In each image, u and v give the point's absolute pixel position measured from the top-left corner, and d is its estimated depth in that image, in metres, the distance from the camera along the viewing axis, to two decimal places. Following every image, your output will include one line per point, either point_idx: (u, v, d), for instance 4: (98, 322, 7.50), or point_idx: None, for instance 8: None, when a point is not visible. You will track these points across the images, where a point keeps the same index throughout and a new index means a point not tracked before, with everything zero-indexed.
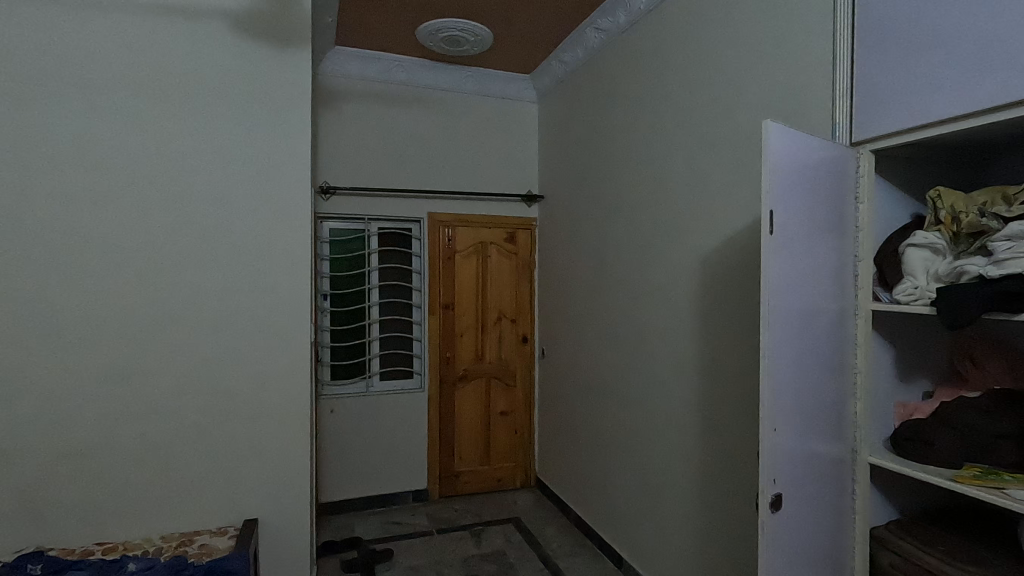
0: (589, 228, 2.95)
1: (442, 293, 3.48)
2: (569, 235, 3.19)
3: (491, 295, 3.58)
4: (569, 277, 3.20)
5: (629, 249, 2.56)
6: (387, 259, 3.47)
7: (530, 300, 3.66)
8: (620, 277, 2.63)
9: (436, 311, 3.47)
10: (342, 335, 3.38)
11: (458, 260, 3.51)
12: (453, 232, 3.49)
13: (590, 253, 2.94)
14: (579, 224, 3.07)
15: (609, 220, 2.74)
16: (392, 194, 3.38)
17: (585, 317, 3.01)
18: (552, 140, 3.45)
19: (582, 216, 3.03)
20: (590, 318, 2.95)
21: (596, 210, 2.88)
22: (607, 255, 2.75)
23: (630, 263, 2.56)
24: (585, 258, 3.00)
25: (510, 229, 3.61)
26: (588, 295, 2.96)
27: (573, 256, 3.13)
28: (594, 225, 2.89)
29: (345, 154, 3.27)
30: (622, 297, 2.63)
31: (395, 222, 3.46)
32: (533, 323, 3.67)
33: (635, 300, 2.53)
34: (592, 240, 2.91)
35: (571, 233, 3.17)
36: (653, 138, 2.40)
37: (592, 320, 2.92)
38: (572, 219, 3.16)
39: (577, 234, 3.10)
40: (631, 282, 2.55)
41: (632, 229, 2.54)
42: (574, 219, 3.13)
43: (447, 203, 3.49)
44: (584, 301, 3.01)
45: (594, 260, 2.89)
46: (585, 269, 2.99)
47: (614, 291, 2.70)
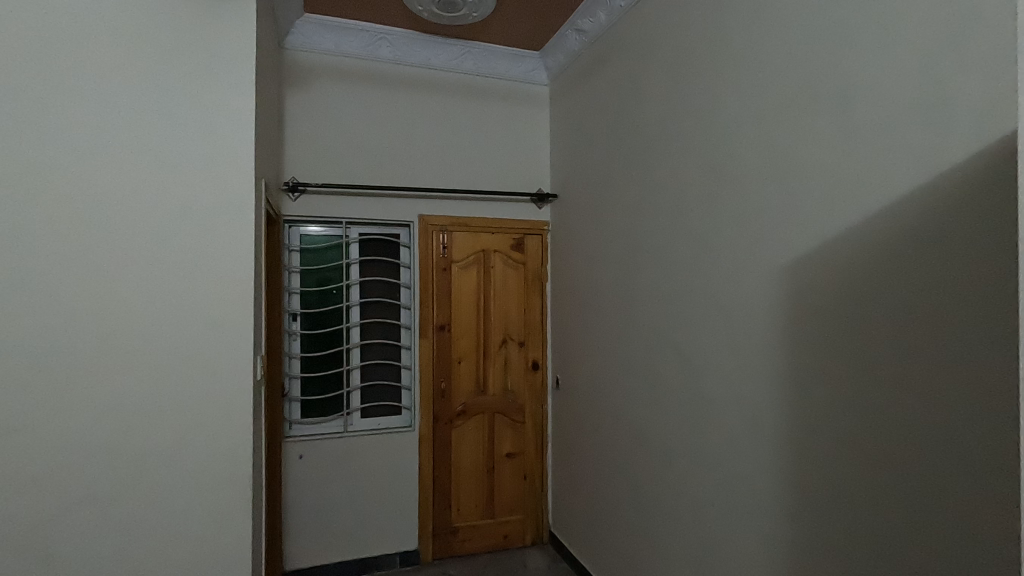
0: (619, 232, 2.37)
1: (436, 312, 2.88)
2: (593, 241, 2.60)
3: (495, 314, 2.98)
4: (593, 293, 2.61)
5: (676, 257, 1.98)
6: (370, 272, 2.91)
7: (542, 319, 3.06)
8: (665, 293, 2.04)
9: (429, 334, 2.87)
10: (316, 364, 2.82)
11: (455, 272, 2.92)
12: (450, 237, 2.91)
13: (621, 262, 2.35)
14: (606, 227, 2.48)
15: (647, 221, 2.16)
16: (376, 193, 2.80)
17: (615, 343, 2.41)
18: (569, 128, 2.88)
19: (611, 216, 2.44)
20: (621, 343, 2.36)
21: (628, 208, 2.30)
22: (646, 265, 2.17)
23: (679, 274, 1.96)
24: (614, 269, 2.41)
25: (517, 234, 3.03)
26: (619, 315, 2.38)
27: (599, 267, 2.54)
28: (627, 228, 2.31)
29: (318, 145, 2.71)
30: (667, 319, 2.03)
31: (380, 227, 2.91)
32: (545, 347, 3.07)
33: (684, 323, 1.94)
34: (624, 246, 2.33)
35: (596, 239, 2.58)
36: (707, 108, 1.82)
37: (626, 347, 2.32)
38: (596, 222, 2.58)
39: (603, 239, 2.51)
40: (680, 299, 1.96)
41: (680, 230, 1.96)
42: (599, 222, 2.55)
43: (444, 204, 2.91)
44: (614, 322, 2.41)
45: (628, 270, 2.30)
46: (614, 283, 2.41)
47: (657, 313, 2.10)
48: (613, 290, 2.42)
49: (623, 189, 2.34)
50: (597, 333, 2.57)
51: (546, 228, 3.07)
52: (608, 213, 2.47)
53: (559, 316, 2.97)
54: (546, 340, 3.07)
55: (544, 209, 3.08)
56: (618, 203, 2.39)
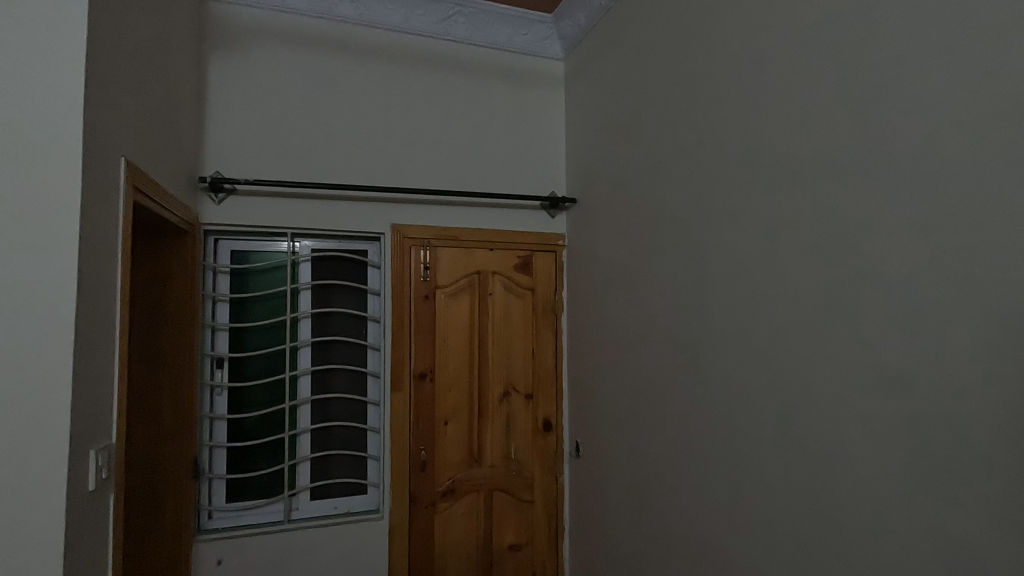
0: (676, 243, 1.64)
1: (415, 356, 2.13)
2: (633, 258, 1.87)
3: (493, 358, 2.24)
4: (633, 331, 1.87)
5: (788, 277, 1.24)
6: (327, 300, 2.17)
7: (556, 364, 2.31)
8: (763, 334, 1.31)
9: (404, 386, 2.11)
10: (249, 426, 2.07)
11: (441, 302, 2.18)
12: (434, 255, 2.18)
13: (680, 287, 1.62)
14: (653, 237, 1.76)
15: (729, 225, 1.43)
16: (334, 194, 2.08)
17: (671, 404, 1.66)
18: (593, 111, 2.17)
19: (663, 221, 1.71)
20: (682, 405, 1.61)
21: (692, 207, 1.57)
22: (726, 291, 1.43)
23: (792, 307, 1.23)
24: (669, 295, 1.67)
25: (524, 252, 2.29)
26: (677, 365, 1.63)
27: (643, 295, 1.81)
28: (690, 236, 1.58)
29: (254, 127, 1.99)
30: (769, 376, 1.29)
31: (341, 241, 2.18)
32: (559, 402, 2.31)
33: (801, 385, 1.20)
34: (686, 262, 1.59)
35: (637, 255, 1.85)
36: (846, 33, 1.09)
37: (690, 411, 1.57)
38: (637, 231, 1.85)
39: (648, 256, 1.78)
40: (795, 347, 1.22)
41: (794, 233, 1.23)
42: (642, 231, 1.82)
43: (426, 210, 2.18)
44: (669, 374, 1.66)
45: (693, 299, 1.56)
46: (669, 317, 1.67)
47: (750, 364, 1.35)
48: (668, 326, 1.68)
49: (681, 180, 1.62)
50: (639, 388, 1.83)
51: (561, 243, 2.34)
52: (655, 217, 1.74)
53: (580, 360, 2.23)
54: (560, 391, 2.31)
55: (559, 217, 2.35)
56: (673, 202, 1.66)
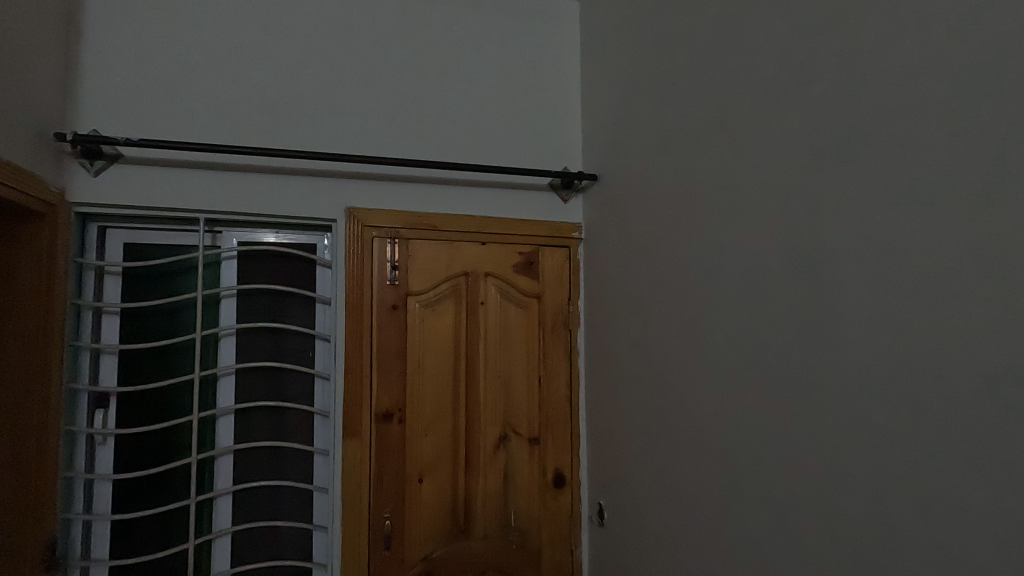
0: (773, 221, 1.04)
1: (377, 389, 1.55)
2: (683, 250, 1.29)
3: (486, 390, 1.64)
4: (686, 355, 1.27)
5: None
6: (259, 313, 1.59)
7: (570, 396, 1.73)
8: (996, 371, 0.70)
9: (363, 431, 1.53)
10: (144, 489, 1.47)
11: (414, 314, 1.60)
12: (404, 250, 1.60)
13: (780, 286, 1.02)
14: (720, 215, 1.18)
15: (890, 178, 0.84)
16: (263, 164, 1.51)
17: (767, 478, 1.04)
18: (618, 55, 1.61)
19: (745, 190, 1.11)
20: (790, 482, 0.99)
21: (808, 156, 0.97)
22: (888, 292, 0.83)
23: None
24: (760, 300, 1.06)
25: (526, 248, 1.72)
26: (777, 412, 1.02)
27: (703, 301, 1.22)
28: (805, 206, 0.98)
29: (148, 71, 1.43)
30: (1014, 452, 0.67)
31: (278, 231, 1.60)
32: (574, 448, 1.72)
33: None
34: (796, 249, 0.99)
35: (691, 245, 1.26)
36: None
37: (811, 492, 0.95)
38: (690, 209, 1.27)
39: (713, 244, 1.19)
40: None
41: None
42: (700, 209, 1.24)
43: (393, 189, 1.61)
44: (761, 423, 1.06)
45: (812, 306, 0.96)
46: (759, 334, 1.07)
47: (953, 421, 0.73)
48: (756, 352, 1.08)
49: (780, 121, 1.03)
50: (699, 442, 1.23)
51: (576, 236, 1.76)
52: (724, 185, 1.16)
53: (601, 393, 1.65)
54: (576, 435, 1.72)
55: (573, 201, 1.77)
56: (767, 156, 1.06)
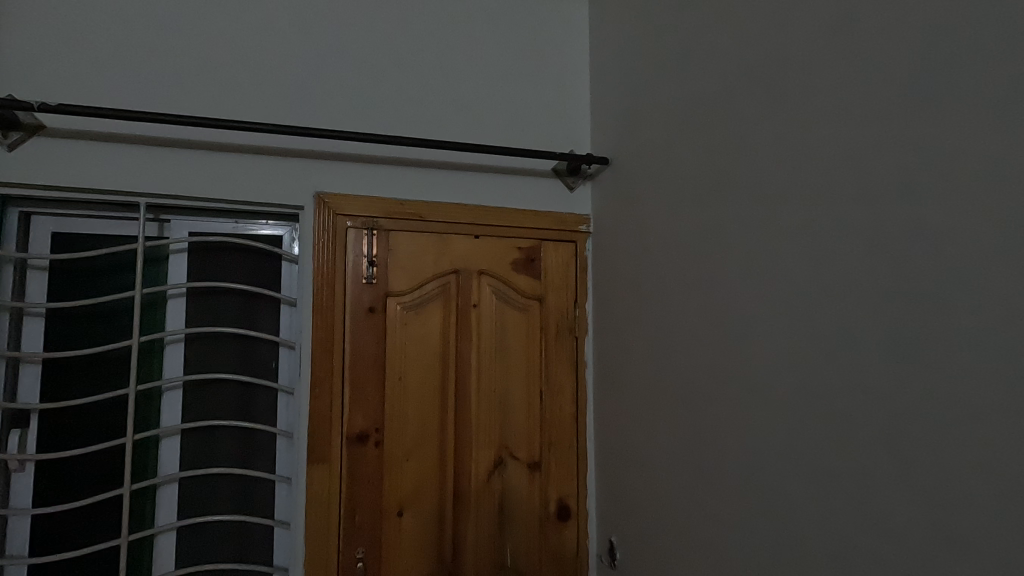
0: (845, 197, 0.81)
1: (349, 406, 1.31)
2: (717, 240, 1.05)
3: (478, 408, 1.41)
4: (720, 369, 1.03)
5: None
6: (212, 316, 1.36)
7: (576, 414, 1.49)
8: None
9: (332, 456, 1.29)
10: (70, 526, 1.23)
11: (394, 318, 1.37)
12: (383, 243, 1.37)
13: (859, 280, 0.79)
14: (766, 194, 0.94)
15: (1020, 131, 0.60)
16: (216, 140, 1.28)
17: (831, 531, 0.80)
18: (631, 19, 1.39)
19: (801, 160, 0.88)
20: (871, 539, 0.75)
21: (894, 108, 0.73)
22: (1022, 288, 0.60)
23: None
24: (825, 301, 0.83)
25: (526, 242, 1.49)
26: (853, 446, 0.78)
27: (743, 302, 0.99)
28: (890, 174, 0.74)
29: (75, 28, 1.20)
30: None
31: (236, 220, 1.38)
32: (581, 475, 1.49)
33: None
34: (877, 233, 0.75)
35: (728, 234, 1.03)
36: None
37: (903, 557, 0.71)
38: (726, 190, 1.04)
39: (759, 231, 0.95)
40: None
41: None
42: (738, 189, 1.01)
43: (371, 172, 1.38)
44: (826, 459, 0.82)
45: (911, 306, 0.71)
46: (825, 344, 0.83)
47: None
48: (825, 367, 0.84)
49: (852, 66, 0.79)
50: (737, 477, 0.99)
51: (583, 229, 1.53)
52: (771, 158, 0.93)
53: (612, 412, 1.42)
54: (583, 460, 1.49)
55: (579, 188, 1.54)
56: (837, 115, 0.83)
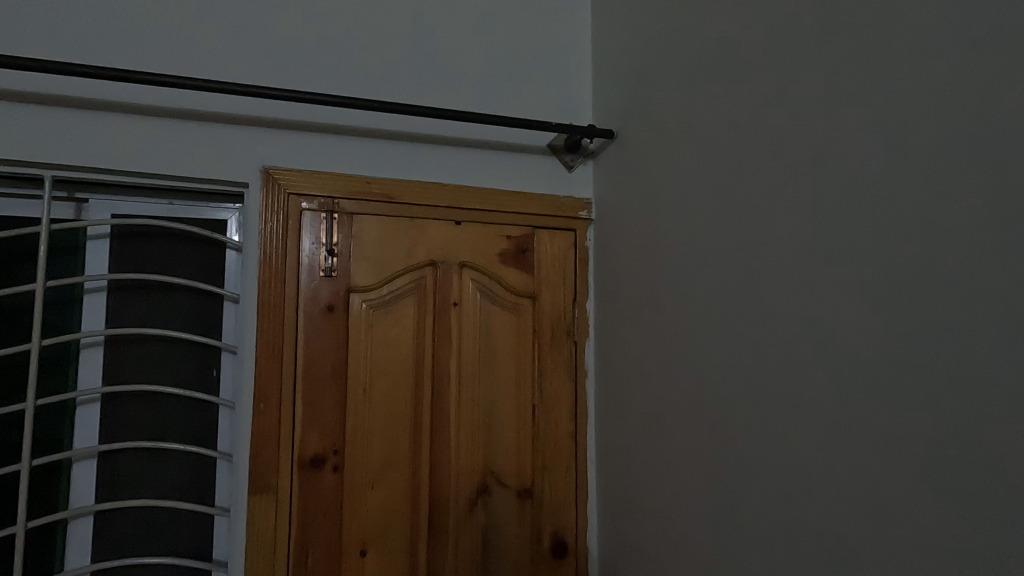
0: (956, 156, 0.60)
1: (302, 423, 1.09)
2: (764, 221, 0.84)
3: (459, 425, 1.19)
4: (769, 384, 0.82)
5: None
6: (141, 314, 1.14)
7: (575, 432, 1.27)
8: None
9: (280, 484, 1.07)
10: None
11: (358, 318, 1.15)
12: (346, 229, 1.15)
13: (978, 268, 0.58)
14: (835, 160, 0.74)
15: None
16: (145, 101, 1.07)
17: None
18: None
19: (888, 111, 0.67)
20: None
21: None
22: None
23: None
24: (933, 294, 0.62)
25: (518, 230, 1.27)
26: (975, 495, 0.56)
27: (802, 299, 0.78)
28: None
29: None
30: None
31: (171, 200, 1.16)
32: (580, 505, 1.27)
33: None
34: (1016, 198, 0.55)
35: (778, 213, 0.82)
36: None
37: None
38: (776, 157, 0.83)
39: (825, 208, 0.75)
40: None
41: None
42: (792, 156, 0.80)
43: (333, 144, 1.17)
44: (927, 510, 0.61)
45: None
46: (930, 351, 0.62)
47: None
48: (921, 384, 0.63)
49: None
50: (794, 523, 0.78)
51: (584, 216, 1.31)
52: (845, 110, 0.72)
53: (618, 431, 1.20)
54: (582, 487, 1.27)
55: (579, 168, 1.32)
56: (939, 45, 0.62)
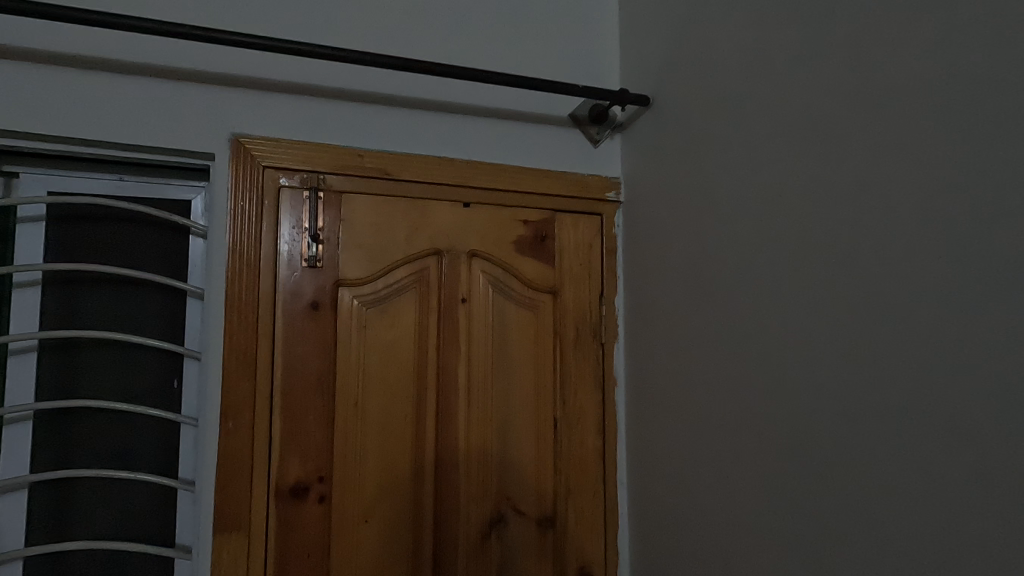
0: None
1: (280, 444, 0.90)
2: (867, 191, 0.66)
3: (469, 443, 1.01)
4: (875, 399, 0.64)
5: None
6: (83, 314, 0.95)
7: (603, 449, 1.09)
8: None
9: (253, 521, 0.88)
10: None
11: (347, 317, 0.96)
12: (333, 211, 0.96)
13: None
14: (984, 104, 0.55)
15: None
16: (89, 54, 0.88)
17: None
18: None
19: None
20: None
21: None
22: None
23: None
24: None
25: (535, 213, 1.09)
26: None
27: (927, 289, 0.59)
28: None
29: None
30: None
31: (121, 174, 0.96)
32: (609, 534, 1.09)
33: None
34: None
35: (887, 179, 0.64)
36: None
37: None
38: (883, 109, 0.65)
39: (967, 167, 0.57)
40: None
41: None
42: (910, 105, 0.62)
43: (317, 109, 0.97)
44: None
45: None
46: None
47: None
48: None
49: None
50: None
51: (611, 198, 1.13)
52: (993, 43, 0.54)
53: (655, 451, 1.02)
54: (611, 513, 1.09)
55: (605, 143, 1.14)
56: None
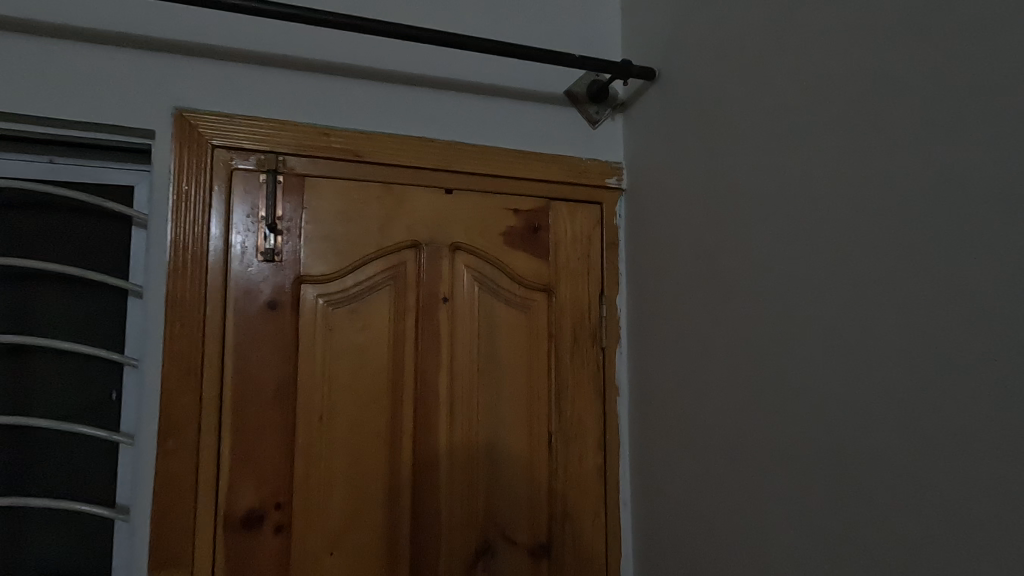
0: None
1: (230, 465, 0.78)
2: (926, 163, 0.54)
3: (451, 462, 0.88)
4: (939, 415, 0.52)
5: None
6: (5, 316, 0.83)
7: (603, 466, 0.97)
8: None
9: (197, 555, 0.76)
10: None
11: (311, 318, 0.84)
12: (294, 197, 0.84)
13: None
14: None
15: None
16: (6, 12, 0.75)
17: None
18: None
19: None
20: None
21: None
22: None
23: None
24: None
25: (527, 201, 0.97)
26: None
27: (1011, 279, 0.47)
28: None
29: None
30: None
31: (52, 157, 0.84)
32: (611, 562, 0.96)
33: None
34: None
35: (954, 145, 0.51)
36: None
37: None
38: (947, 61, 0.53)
39: None
40: None
41: None
42: (986, 52, 0.50)
43: (275, 82, 0.85)
44: None
45: None
46: None
47: None
48: None
49: None
50: None
51: (611, 184, 1.01)
52: None
53: (662, 469, 0.90)
54: (613, 538, 0.97)
55: (604, 123, 1.02)
56: None
